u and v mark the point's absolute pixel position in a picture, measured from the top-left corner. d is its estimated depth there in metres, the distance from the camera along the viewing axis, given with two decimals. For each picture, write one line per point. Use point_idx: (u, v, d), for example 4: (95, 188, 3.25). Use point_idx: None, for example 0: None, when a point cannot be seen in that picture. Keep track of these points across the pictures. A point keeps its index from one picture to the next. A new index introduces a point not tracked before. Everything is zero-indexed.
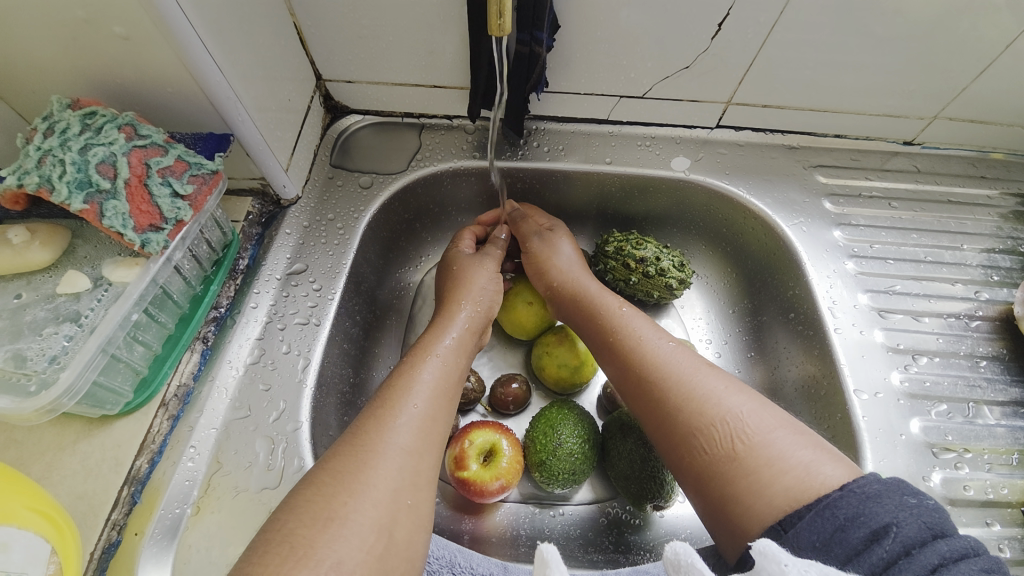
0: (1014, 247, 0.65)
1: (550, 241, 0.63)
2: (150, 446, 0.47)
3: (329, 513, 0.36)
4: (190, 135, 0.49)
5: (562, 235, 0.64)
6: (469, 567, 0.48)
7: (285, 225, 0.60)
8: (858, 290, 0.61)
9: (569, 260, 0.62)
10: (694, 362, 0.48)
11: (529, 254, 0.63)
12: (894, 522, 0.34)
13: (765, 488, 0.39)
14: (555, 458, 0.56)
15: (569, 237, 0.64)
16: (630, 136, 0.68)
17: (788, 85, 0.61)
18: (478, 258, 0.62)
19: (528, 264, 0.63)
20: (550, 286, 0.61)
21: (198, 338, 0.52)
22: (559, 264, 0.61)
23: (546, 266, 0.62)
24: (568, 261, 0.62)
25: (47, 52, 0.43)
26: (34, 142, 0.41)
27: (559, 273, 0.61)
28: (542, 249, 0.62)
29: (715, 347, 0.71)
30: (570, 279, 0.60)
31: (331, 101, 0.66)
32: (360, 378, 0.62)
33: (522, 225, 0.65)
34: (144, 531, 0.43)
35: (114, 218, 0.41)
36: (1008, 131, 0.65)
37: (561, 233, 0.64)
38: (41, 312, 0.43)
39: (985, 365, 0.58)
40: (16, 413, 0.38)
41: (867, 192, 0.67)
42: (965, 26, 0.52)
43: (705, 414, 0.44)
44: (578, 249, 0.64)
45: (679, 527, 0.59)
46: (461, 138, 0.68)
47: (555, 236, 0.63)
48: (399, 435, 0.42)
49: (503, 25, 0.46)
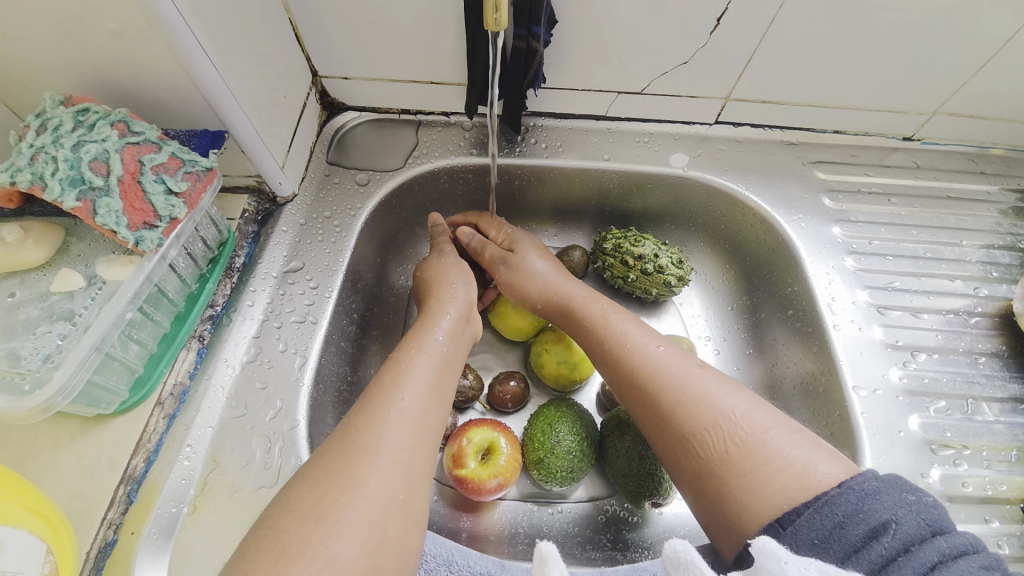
0: (1013, 243, 0.64)
1: (515, 264, 0.61)
2: (147, 445, 0.46)
3: (326, 511, 0.36)
4: (185, 132, 0.48)
5: (525, 251, 0.62)
6: (467, 566, 0.48)
7: (281, 223, 0.60)
8: (857, 287, 0.61)
9: (542, 275, 0.60)
10: (686, 364, 0.48)
11: (502, 282, 0.62)
12: (893, 519, 0.34)
13: (761, 487, 0.39)
14: (552, 456, 0.55)
15: (533, 249, 0.62)
16: (628, 132, 0.68)
17: (787, 81, 0.60)
18: (442, 257, 0.62)
19: (507, 291, 0.63)
20: (533, 304, 0.61)
21: (194, 336, 0.52)
22: (535, 285, 0.60)
23: (523, 289, 0.61)
24: (540, 276, 0.60)
25: (40, 48, 0.42)
26: (25, 139, 0.40)
27: (538, 291, 0.60)
28: (513, 279, 0.61)
29: (714, 344, 0.71)
30: (552, 289, 0.59)
31: (327, 98, 0.66)
32: (358, 376, 0.62)
33: (485, 254, 0.63)
34: (140, 531, 0.43)
35: (107, 216, 0.41)
36: (1008, 126, 0.65)
37: (523, 249, 0.62)
38: (35, 311, 0.42)
39: (984, 362, 0.58)
40: (11, 412, 0.38)
41: (866, 188, 0.67)
42: (964, 21, 0.52)
43: (698, 417, 0.44)
44: (547, 256, 0.62)
45: (678, 524, 0.59)
46: (458, 135, 0.67)
47: (517, 258, 0.61)
48: (394, 431, 0.41)
49: (499, 19, 0.46)
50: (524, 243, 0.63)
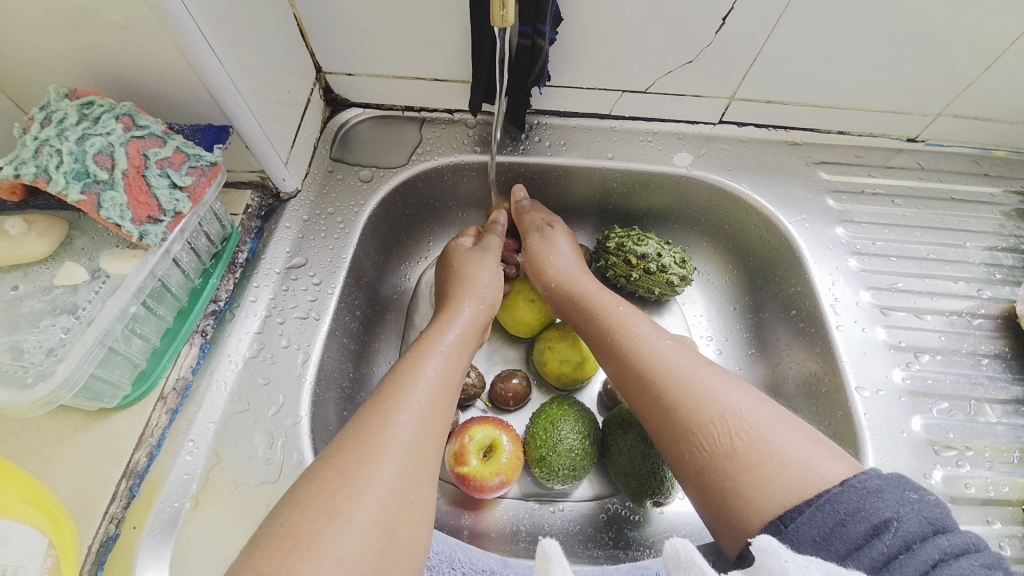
0: (1016, 246, 0.64)
1: (550, 238, 0.63)
2: (149, 440, 0.46)
3: (329, 507, 0.36)
4: (189, 126, 0.48)
5: (559, 231, 0.64)
6: (470, 563, 0.48)
7: (284, 219, 0.60)
8: (860, 287, 0.61)
9: (569, 256, 0.62)
10: (692, 360, 0.48)
11: (528, 250, 0.63)
12: (894, 517, 0.34)
13: (765, 483, 0.39)
14: (554, 454, 0.55)
15: (567, 234, 0.64)
16: (632, 131, 0.68)
17: (791, 81, 0.60)
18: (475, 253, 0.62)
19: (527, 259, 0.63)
20: (546, 285, 0.61)
21: (197, 331, 0.52)
22: (559, 262, 0.61)
23: (546, 262, 0.62)
24: (565, 258, 0.62)
25: (43, 40, 0.42)
26: (30, 132, 0.40)
27: (558, 270, 0.61)
28: (543, 246, 0.62)
29: (716, 343, 0.71)
30: (573, 274, 0.60)
31: (331, 94, 0.66)
32: (360, 372, 0.62)
33: (523, 221, 0.65)
34: (142, 525, 0.43)
35: (112, 209, 0.40)
36: (1011, 128, 0.65)
37: (559, 230, 0.64)
38: (38, 304, 0.42)
39: (986, 363, 0.58)
40: (13, 406, 0.37)
41: (870, 189, 0.67)
42: (969, 23, 0.52)
43: (703, 412, 0.44)
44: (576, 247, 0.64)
45: (679, 523, 0.59)
46: (462, 132, 0.67)
47: (553, 233, 0.63)
48: (402, 430, 0.41)
49: (506, 17, 0.46)
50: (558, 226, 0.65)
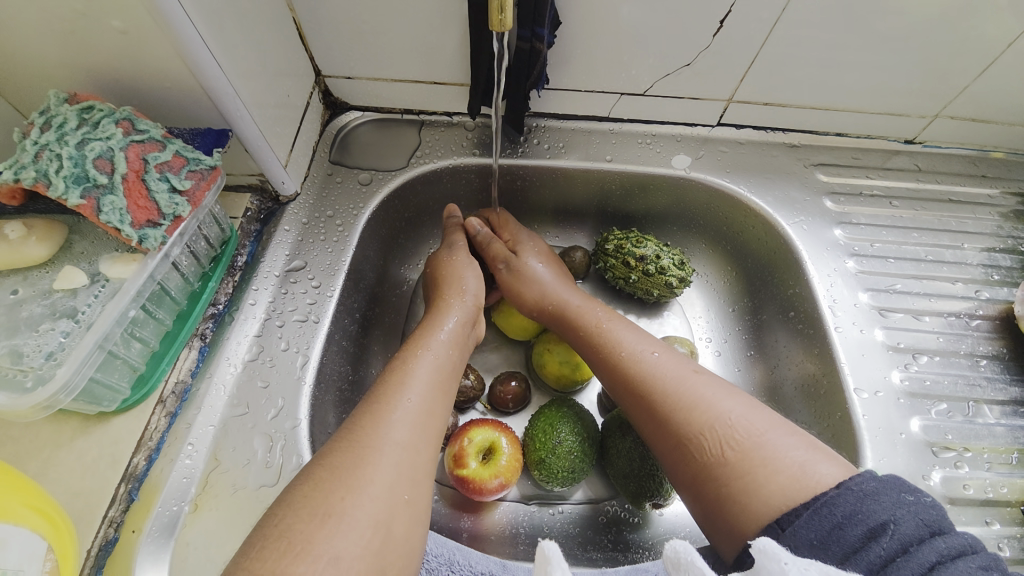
0: (1014, 247, 0.65)
1: (517, 267, 0.62)
2: (148, 443, 0.46)
3: (328, 508, 0.36)
4: (188, 130, 0.48)
5: (527, 254, 0.62)
6: (468, 566, 0.48)
7: (284, 222, 0.60)
8: (858, 289, 0.61)
9: (542, 280, 0.61)
10: (683, 369, 0.48)
11: (501, 283, 0.63)
12: (891, 519, 0.34)
13: (760, 489, 0.39)
14: (553, 456, 0.55)
15: (535, 252, 0.63)
16: (631, 133, 0.68)
17: (788, 84, 0.61)
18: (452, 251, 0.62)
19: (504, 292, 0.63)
20: (531, 312, 0.61)
21: (196, 335, 0.52)
22: (531, 291, 0.61)
23: (520, 294, 0.61)
24: (539, 284, 0.61)
25: (43, 45, 0.42)
26: (30, 137, 0.40)
27: (534, 299, 0.60)
28: (512, 280, 0.62)
29: (714, 345, 0.71)
30: (549, 296, 0.60)
31: (330, 98, 0.66)
32: (359, 375, 0.62)
33: (491, 251, 0.64)
34: (141, 528, 0.43)
35: (111, 214, 0.41)
36: (1009, 130, 0.65)
37: (525, 252, 0.63)
38: (37, 308, 0.42)
39: (985, 364, 0.58)
40: (12, 410, 0.37)
41: (868, 191, 0.67)
42: (966, 24, 0.52)
43: (695, 421, 0.44)
44: (548, 261, 0.63)
45: (678, 525, 0.59)
46: (461, 135, 0.67)
47: (519, 260, 0.62)
48: (397, 430, 0.41)
49: (504, 20, 0.46)
50: (527, 245, 0.64)
